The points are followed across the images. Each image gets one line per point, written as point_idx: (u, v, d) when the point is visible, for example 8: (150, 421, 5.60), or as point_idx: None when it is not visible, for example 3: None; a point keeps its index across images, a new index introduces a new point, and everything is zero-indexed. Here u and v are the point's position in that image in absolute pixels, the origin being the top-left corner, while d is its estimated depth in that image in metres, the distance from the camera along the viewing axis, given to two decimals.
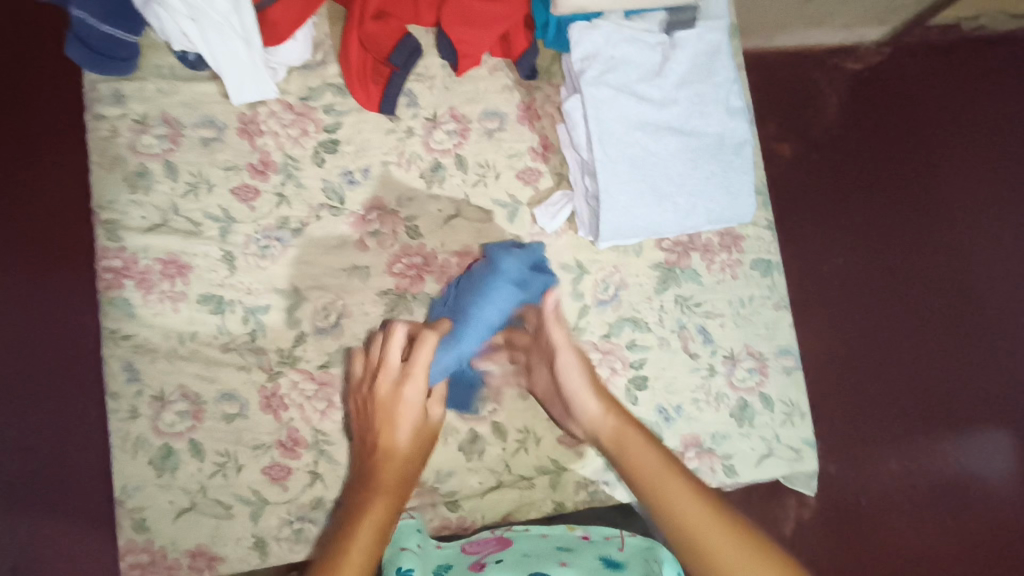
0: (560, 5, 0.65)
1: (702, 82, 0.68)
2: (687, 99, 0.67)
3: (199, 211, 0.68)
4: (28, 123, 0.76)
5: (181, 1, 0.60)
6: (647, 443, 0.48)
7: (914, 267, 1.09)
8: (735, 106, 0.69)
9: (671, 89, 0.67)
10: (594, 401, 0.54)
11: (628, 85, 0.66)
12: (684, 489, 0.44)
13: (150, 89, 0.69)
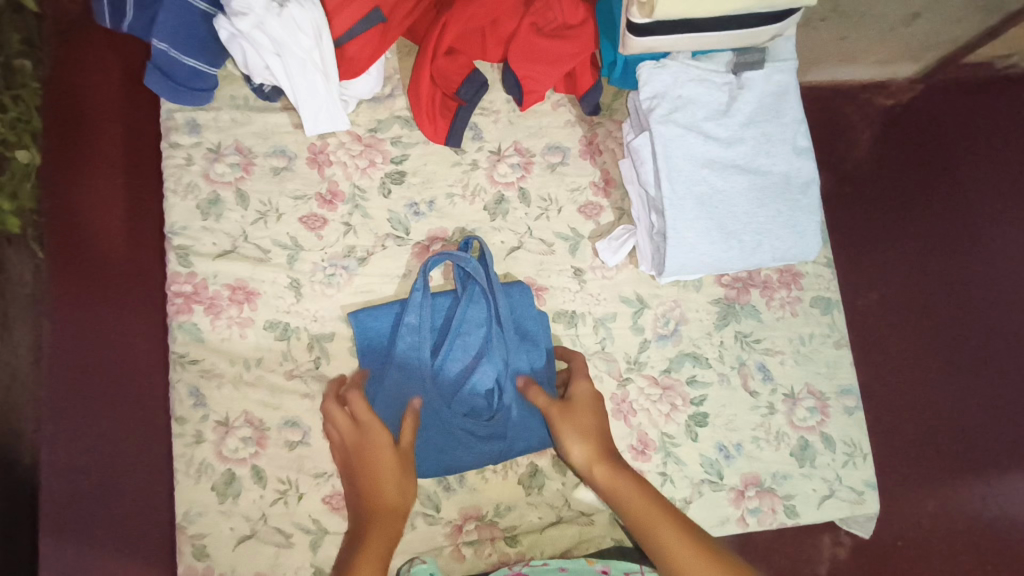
0: (629, 46, 0.66)
1: (769, 122, 0.68)
2: (754, 138, 0.68)
3: (268, 238, 0.69)
4: (111, 161, 0.81)
5: (268, 37, 0.62)
6: (634, 491, 0.57)
7: (955, 305, 1.08)
8: (802, 146, 0.69)
9: (738, 128, 0.68)
10: (583, 450, 0.60)
11: (696, 123, 0.67)
12: (667, 529, 0.54)
13: (225, 119, 0.71)
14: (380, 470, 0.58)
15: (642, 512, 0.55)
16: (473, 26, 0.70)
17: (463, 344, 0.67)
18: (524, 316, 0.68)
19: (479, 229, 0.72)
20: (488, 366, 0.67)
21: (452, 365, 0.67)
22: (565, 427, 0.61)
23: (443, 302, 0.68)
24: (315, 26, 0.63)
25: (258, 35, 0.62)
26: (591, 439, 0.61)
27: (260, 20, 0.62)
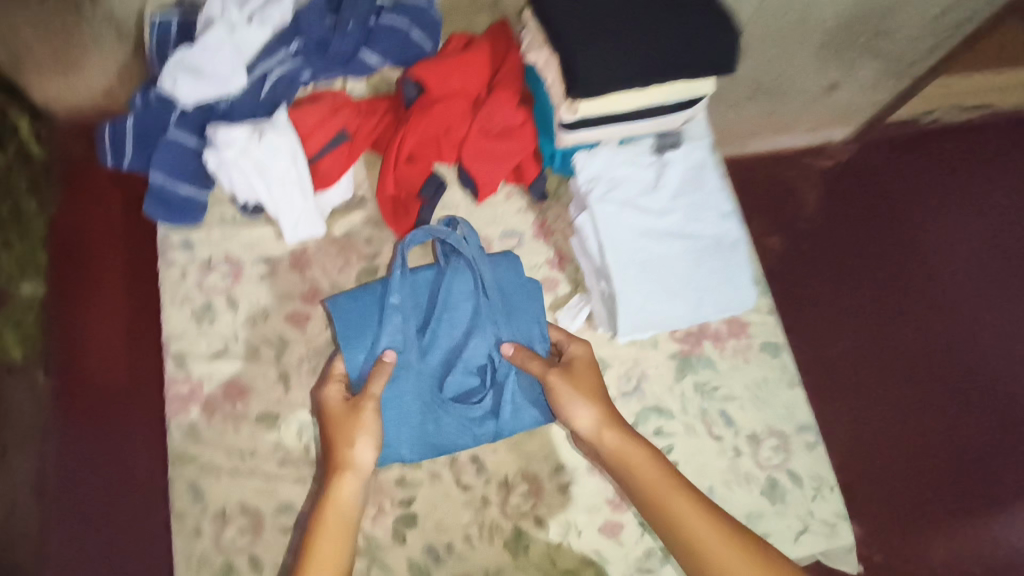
0: (564, 139, 0.77)
1: (695, 192, 0.78)
2: (684, 207, 0.77)
3: (257, 337, 0.76)
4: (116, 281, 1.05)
5: (250, 162, 0.72)
6: (648, 464, 0.66)
7: None
8: (727, 210, 0.78)
9: (668, 200, 0.77)
10: (590, 421, 0.69)
11: (631, 200, 0.76)
12: (684, 502, 0.63)
13: (214, 234, 0.80)
14: (341, 433, 0.67)
15: (657, 488, 0.64)
16: (428, 136, 0.80)
17: (452, 320, 0.75)
18: (507, 285, 0.76)
19: None
20: (479, 341, 0.74)
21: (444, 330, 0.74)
22: (566, 396, 0.70)
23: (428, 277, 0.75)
24: (293, 148, 0.73)
25: (241, 161, 0.71)
26: (598, 404, 0.69)
27: (244, 148, 0.72)
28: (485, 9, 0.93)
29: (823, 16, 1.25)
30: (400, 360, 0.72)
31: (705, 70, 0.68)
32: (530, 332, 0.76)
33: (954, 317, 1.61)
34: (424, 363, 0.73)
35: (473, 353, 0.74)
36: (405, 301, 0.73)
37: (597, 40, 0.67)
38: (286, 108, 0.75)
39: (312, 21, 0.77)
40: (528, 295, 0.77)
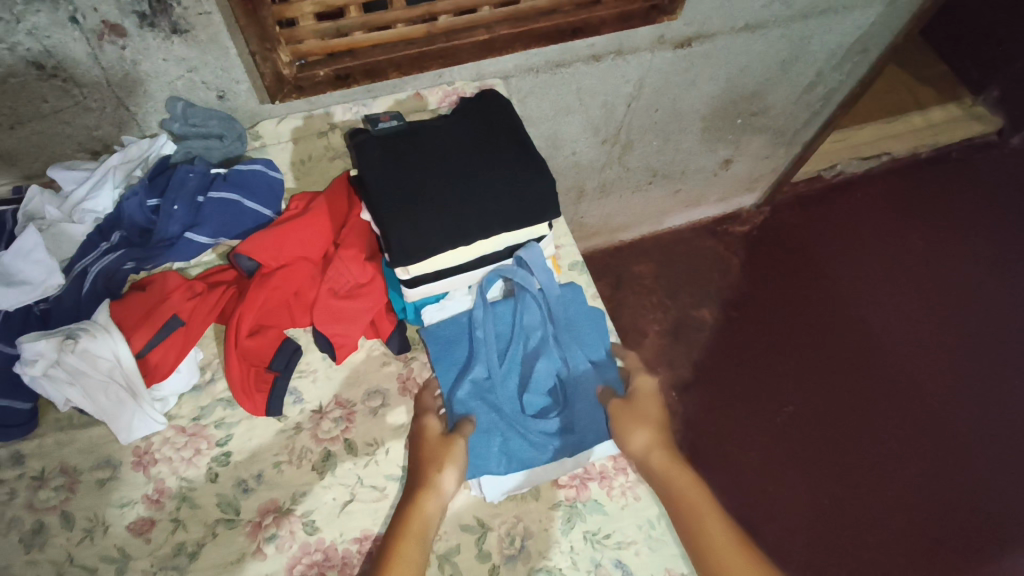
0: (408, 294, 0.74)
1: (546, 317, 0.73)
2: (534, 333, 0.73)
3: (94, 556, 0.69)
4: None
5: (64, 368, 0.67)
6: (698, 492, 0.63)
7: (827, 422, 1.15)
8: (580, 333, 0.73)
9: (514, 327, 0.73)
10: (642, 437, 0.67)
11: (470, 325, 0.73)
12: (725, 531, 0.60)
13: (49, 442, 0.74)
14: (432, 457, 0.66)
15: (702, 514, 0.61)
16: (273, 303, 0.77)
17: (533, 345, 0.72)
18: (574, 308, 0.74)
19: (310, 491, 0.73)
20: (559, 357, 0.71)
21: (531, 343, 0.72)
22: (625, 415, 0.68)
23: (504, 308, 0.74)
24: (113, 347, 0.68)
25: (57, 369, 0.67)
26: (655, 432, 0.68)
27: (56, 359, 0.67)
28: (337, 157, 0.95)
29: (694, 105, 1.30)
30: (478, 383, 0.70)
31: (525, 220, 0.70)
32: (595, 343, 0.73)
33: (879, 377, 1.67)
34: (507, 378, 0.71)
35: (544, 374, 0.70)
36: (485, 333, 0.72)
37: (411, 206, 0.66)
38: (105, 305, 0.71)
39: (132, 208, 0.75)
40: (592, 321, 0.74)
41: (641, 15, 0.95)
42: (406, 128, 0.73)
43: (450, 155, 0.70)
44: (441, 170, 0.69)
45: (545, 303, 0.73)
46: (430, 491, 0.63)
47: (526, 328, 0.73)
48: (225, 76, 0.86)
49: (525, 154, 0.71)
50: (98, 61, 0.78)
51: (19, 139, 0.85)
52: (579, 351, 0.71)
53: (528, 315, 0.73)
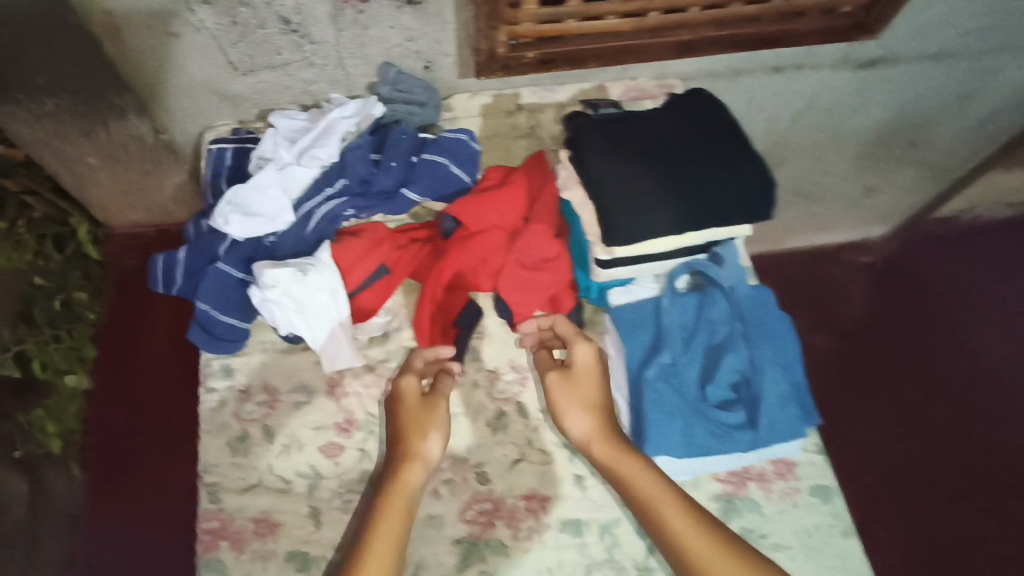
0: (598, 274, 0.78)
1: (732, 311, 0.75)
2: (722, 324, 0.75)
3: (290, 469, 0.76)
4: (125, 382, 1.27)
5: (290, 297, 0.74)
6: (640, 472, 0.64)
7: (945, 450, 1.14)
8: (769, 332, 0.74)
9: (701, 317, 0.75)
10: (582, 425, 0.69)
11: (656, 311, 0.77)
12: (672, 509, 0.61)
13: (255, 361, 0.81)
14: (415, 424, 0.70)
15: (647, 494, 0.63)
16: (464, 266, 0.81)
17: (721, 339, 0.74)
18: (765, 312, 0.76)
19: (483, 444, 0.78)
20: (746, 355, 0.73)
21: (718, 337, 0.74)
22: (562, 405, 0.70)
23: (691, 300, 0.77)
24: (334, 283, 0.76)
25: (283, 297, 0.73)
26: (592, 417, 0.69)
27: (286, 288, 0.73)
28: (521, 136, 0.99)
29: (858, 128, 1.30)
30: (662, 366, 0.73)
31: (737, 218, 0.73)
32: (784, 346, 0.74)
33: (1000, 432, 1.59)
34: (691, 366, 0.73)
35: (729, 369, 0.72)
36: (670, 318, 0.75)
37: (633, 187, 0.71)
38: (327, 246, 0.78)
39: (355, 159, 0.81)
40: (780, 328, 0.75)
41: (842, 31, 0.95)
42: (626, 117, 0.78)
43: (671, 146, 0.74)
44: (664, 158, 0.72)
45: (731, 300, 0.75)
46: (415, 455, 0.67)
47: (713, 321, 0.75)
48: (436, 48, 0.91)
49: (744, 155, 0.74)
50: (335, 21, 0.84)
51: (247, 86, 0.92)
52: (768, 353, 0.73)
53: (714, 308, 0.75)
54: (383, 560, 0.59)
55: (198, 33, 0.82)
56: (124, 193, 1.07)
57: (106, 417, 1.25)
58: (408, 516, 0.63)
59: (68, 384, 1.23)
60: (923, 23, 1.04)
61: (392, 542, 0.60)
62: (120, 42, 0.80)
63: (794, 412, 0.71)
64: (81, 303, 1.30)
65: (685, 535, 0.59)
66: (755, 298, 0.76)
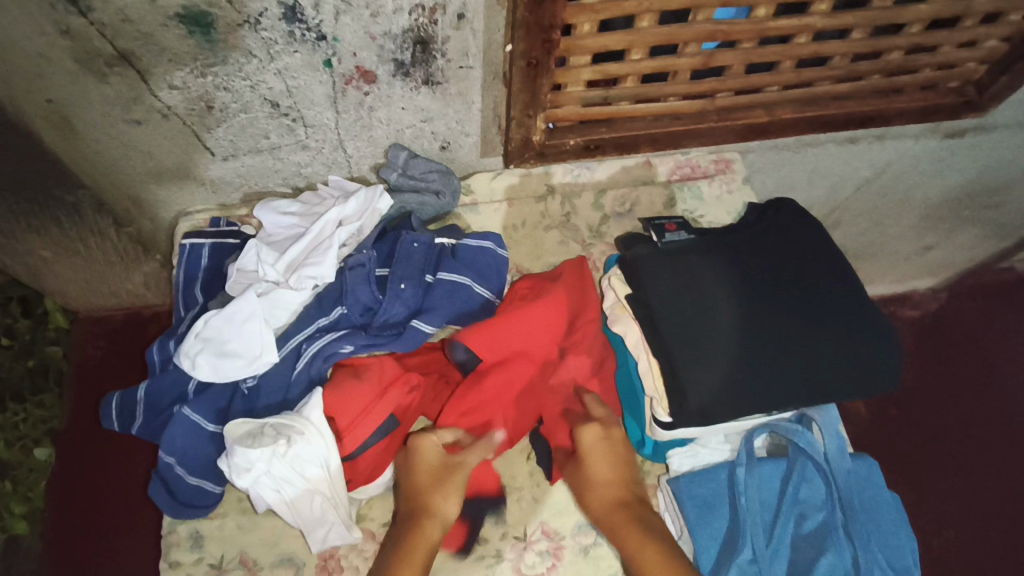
0: (657, 434, 0.62)
1: (827, 493, 0.59)
2: (815, 511, 0.59)
3: None
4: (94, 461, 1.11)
5: (271, 475, 0.59)
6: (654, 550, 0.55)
7: None
8: (876, 522, 0.59)
9: (788, 500, 0.59)
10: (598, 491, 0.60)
11: (728, 486, 0.61)
12: None
13: (229, 526, 0.65)
14: (432, 478, 0.60)
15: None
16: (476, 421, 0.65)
17: (813, 530, 0.59)
18: (867, 492, 0.60)
19: None
20: (849, 557, 0.57)
21: (811, 528, 0.59)
22: (583, 479, 0.61)
23: (773, 474, 0.61)
24: (326, 454, 0.60)
25: (262, 476, 0.58)
26: (608, 483, 0.61)
27: (266, 465, 0.58)
28: (554, 226, 0.83)
29: (926, 195, 1.14)
30: (743, 569, 0.57)
31: (847, 390, 0.60)
32: (895, 540, 0.59)
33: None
34: (777, 568, 0.57)
35: (828, 574, 0.56)
36: (750, 501, 0.59)
37: (719, 347, 0.59)
38: (319, 396, 0.62)
39: (358, 283, 0.66)
40: (888, 514, 0.60)
41: (948, 110, 0.78)
42: (702, 243, 0.66)
43: (762, 288, 0.62)
44: (754, 308, 0.61)
45: (827, 478, 0.60)
46: (431, 513, 0.58)
47: (803, 505, 0.59)
48: (456, 128, 0.75)
49: (850, 302, 0.63)
50: (335, 104, 0.69)
51: (228, 170, 0.76)
52: (877, 554, 0.57)
53: (804, 489, 0.60)
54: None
55: (166, 120, 0.67)
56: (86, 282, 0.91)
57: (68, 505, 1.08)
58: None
59: (36, 458, 1.10)
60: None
61: None
62: (68, 133, 0.65)
63: None
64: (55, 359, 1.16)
65: None
66: (853, 472, 0.61)
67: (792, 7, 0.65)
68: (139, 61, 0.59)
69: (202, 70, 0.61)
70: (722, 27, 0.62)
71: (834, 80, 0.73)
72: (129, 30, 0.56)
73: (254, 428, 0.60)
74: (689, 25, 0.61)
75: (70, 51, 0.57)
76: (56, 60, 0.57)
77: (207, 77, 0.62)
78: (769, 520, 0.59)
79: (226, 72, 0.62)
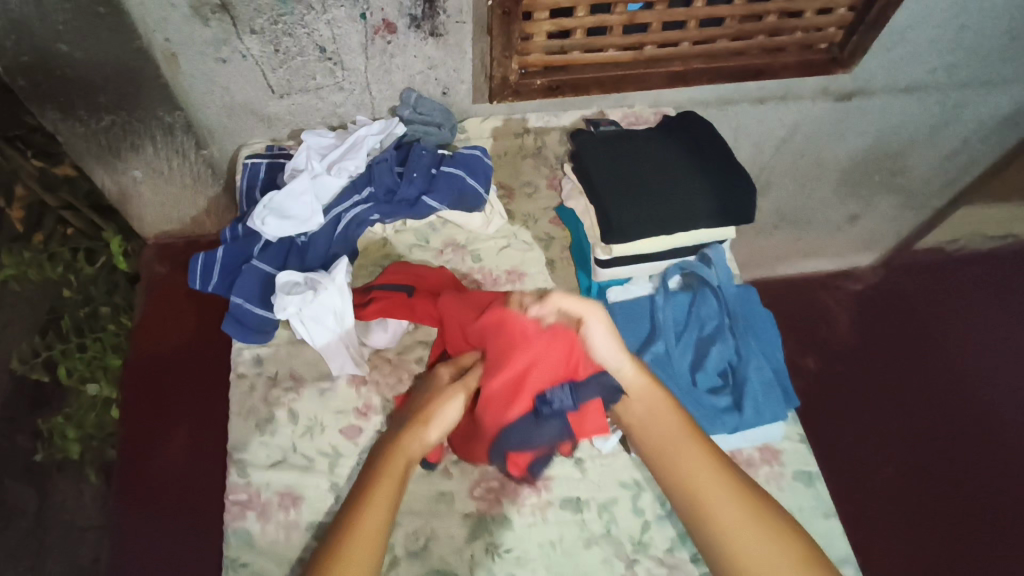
0: (600, 274, 0.87)
1: (721, 307, 0.82)
2: (711, 321, 0.82)
3: (313, 449, 0.82)
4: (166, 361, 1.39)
5: (306, 317, 0.83)
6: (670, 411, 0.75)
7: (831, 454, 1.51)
8: (750, 329, 0.83)
9: (692, 314, 0.83)
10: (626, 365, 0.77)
11: (649, 307, 0.84)
12: (700, 454, 0.71)
13: (282, 352, 0.89)
14: (428, 408, 0.77)
15: (676, 434, 0.73)
16: (499, 387, 0.77)
17: (708, 334, 0.82)
18: (748, 309, 0.84)
19: None
20: (732, 349, 0.80)
21: (707, 333, 0.82)
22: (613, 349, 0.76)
23: (683, 299, 0.84)
24: (344, 307, 0.85)
25: (300, 317, 0.83)
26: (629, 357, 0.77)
27: (302, 308, 0.83)
28: (528, 156, 1.06)
29: (838, 156, 1.38)
30: (658, 357, 0.80)
31: (725, 221, 0.82)
32: (763, 341, 0.83)
33: (998, 468, 1.57)
34: (682, 358, 0.81)
35: (718, 358, 0.80)
36: (665, 314, 0.82)
37: (632, 190, 0.81)
38: (343, 266, 0.86)
39: (382, 171, 0.91)
40: (761, 325, 0.84)
41: (821, 65, 1.05)
42: (627, 133, 0.89)
43: (669, 156, 0.85)
44: (662, 167, 0.84)
45: (720, 299, 0.83)
46: (416, 436, 0.75)
47: (703, 317, 0.83)
48: (454, 76, 1.01)
49: (733, 169, 0.85)
50: (366, 51, 0.95)
51: (283, 107, 1.02)
52: (751, 347, 0.81)
53: (705, 306, 0.83)
54: (379, 508, 0.68)
55: (245, 60, 0.93)
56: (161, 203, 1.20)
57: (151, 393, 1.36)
58: (400, 482, 0.72)
59: (87, 393, 1.28)
60: (898, 59, 1.12)
61: (377, 509, 0.68)
62: (176, 67, 0.93)
63: (777, 401, 0.78)
64: (104, 315, 1.35)
65: (696, 469, 0.70)
66: (739, 296, 0.84)
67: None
68: (234, 9, 0.85)
69: (275, 19, 0.87)
70: None
71: (729, 38, 0.99)
72: None
73: (297, 281, 0.85)
74: None
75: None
76: (177, 7, 0.84)
77: (278, 25, 0.88)
78: (678, 329, 0.83)
79: (292, 21, 0.88)
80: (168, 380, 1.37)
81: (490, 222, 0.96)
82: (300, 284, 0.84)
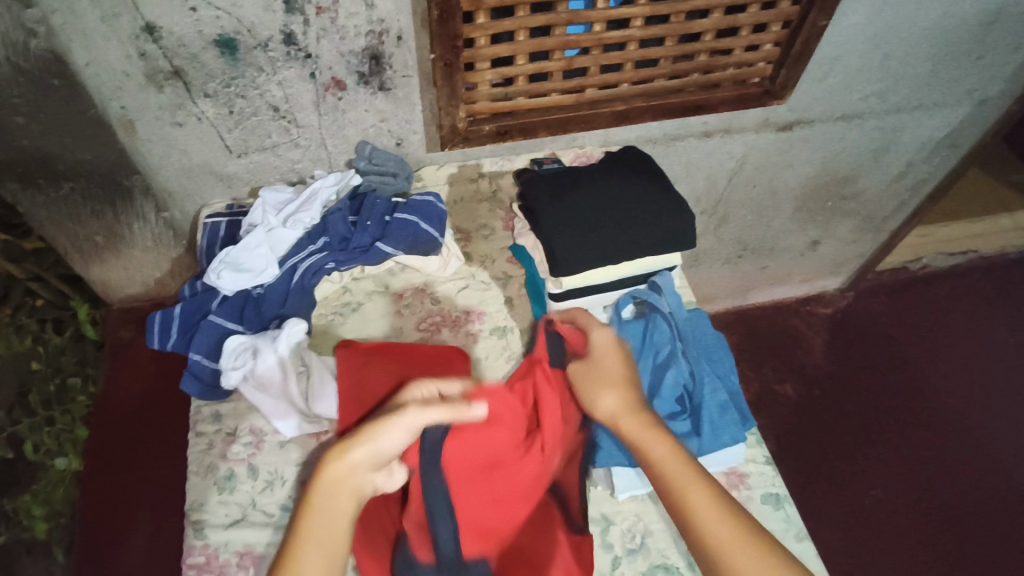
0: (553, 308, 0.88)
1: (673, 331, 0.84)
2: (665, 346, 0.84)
3: (273, 503, 0.80)
4: (143, 420, 1.36)
5: (255, 377, 0.84)
6: (664, 452, 0.67)
7: (813, 484, 1.54)
8: (704, 352, 0.85)
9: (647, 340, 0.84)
10: (609, 401, 0.73)
11: None
12: (700, 498, 0.63)
13: (242, 406, 0.88)
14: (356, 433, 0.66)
15: (676, 478, 0.65)
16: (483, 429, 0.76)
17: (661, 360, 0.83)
18: (703, 333, 0.86)
19: None
20: (687, 372, 0.81)
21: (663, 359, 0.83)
22: (591, 386, 0.74)
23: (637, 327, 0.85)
24: (286, 369, 0.85)
25: (250, 377, 0.84)
26: (616, 394, 0.73)
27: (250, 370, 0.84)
28: (484, 200, 1.09)
29: (789, 184, 1.42)
30: None
31: (668, 247, 0.86)
32: (716, 364, 0.85)
33: (984, 485, 1.56)
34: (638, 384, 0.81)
35: (674, 381, 0.80)
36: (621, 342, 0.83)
37: (577, 222, 0.84)
38: (287, 332, 0.85)
39: (336, 220, 0.93)
40: (717, 347, 0.86)
41: (756, 97, 1.11)
42: (571, 170, 0.93)
43: (611, 186, 0.88)
44: (605, 196, 0.86)
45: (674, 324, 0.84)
46: (341, 469, 0.64)
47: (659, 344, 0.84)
48: (406, 127, 1.04)
49: (673, 196, 0.89)
50: (318, 108, 0.98)
51: (242, 166, 1.05)
52: (705, 369, 0.82)
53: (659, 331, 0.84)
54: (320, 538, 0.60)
55: (200, 122, 0.96)
56: (123, 264, 1.26)
57: (122, 456, 1.32)
58: (326, 531, 0.61)
59: (56, 467, 1.25)
60: (830, 89, 1.18)
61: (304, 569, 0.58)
62: (132, 133, 0.96)
63: (735, 423, 0.79)
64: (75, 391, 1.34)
65: (699, 517, 0.62)
66: (691, 322, 0.87)
67: (622, 24, 0.96)
68: (186, 75, 0.89)
69: (227, 82, 0.91)
70: (574, 37, 0.92)
71: (665, 77, 1.04)
72: (183, 52, 0.86)
73: (245, 345, 0.86)
74: (551, 38, 0.92)
75: (142, 68, 0.87)
76: (131, 75, 0.87)
77: (231, 87, 0.92)
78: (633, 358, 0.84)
79: (244, 83, 0.92)
80: (141, 442, 1.34)
81: (448, 264, 0.98)
82: (247, 348, 0.86)
